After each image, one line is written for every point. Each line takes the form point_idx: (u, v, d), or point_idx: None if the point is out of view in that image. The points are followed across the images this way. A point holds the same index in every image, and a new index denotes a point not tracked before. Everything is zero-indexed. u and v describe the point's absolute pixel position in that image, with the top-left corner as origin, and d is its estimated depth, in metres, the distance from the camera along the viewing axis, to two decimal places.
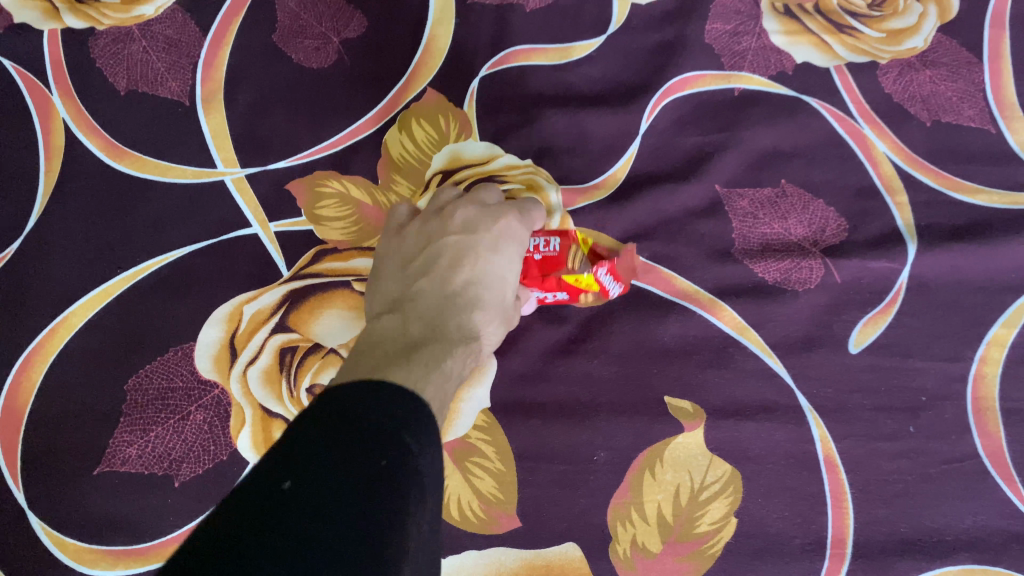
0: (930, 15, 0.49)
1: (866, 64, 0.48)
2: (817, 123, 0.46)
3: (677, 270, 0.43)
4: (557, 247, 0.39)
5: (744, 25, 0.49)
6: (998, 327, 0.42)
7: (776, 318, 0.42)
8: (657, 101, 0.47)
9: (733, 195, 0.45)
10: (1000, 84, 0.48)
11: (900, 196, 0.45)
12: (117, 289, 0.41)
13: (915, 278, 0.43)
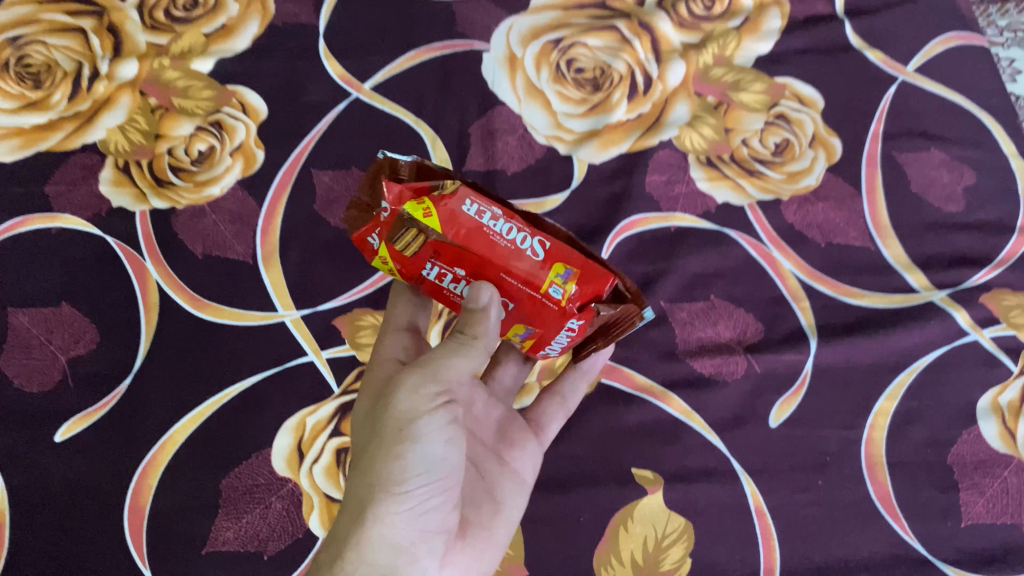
0: (819, 159, 0.64)
1: (772, 200, 0.63)
2: (736, 250, 0.61)
3: (636, 369, 0.56)
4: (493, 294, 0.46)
5: (676, 176, 0.63)
6: (883, 400, 0.55)
7: (713, 403, 0.54)
8: (614, 237, 0.61)
9: (675, 308, 0.58)
10: (876, 211, 0.62)
11: (803, 301, 0.59)
12: (208, 411, 0.54)
13: (817, 366, 0.56)
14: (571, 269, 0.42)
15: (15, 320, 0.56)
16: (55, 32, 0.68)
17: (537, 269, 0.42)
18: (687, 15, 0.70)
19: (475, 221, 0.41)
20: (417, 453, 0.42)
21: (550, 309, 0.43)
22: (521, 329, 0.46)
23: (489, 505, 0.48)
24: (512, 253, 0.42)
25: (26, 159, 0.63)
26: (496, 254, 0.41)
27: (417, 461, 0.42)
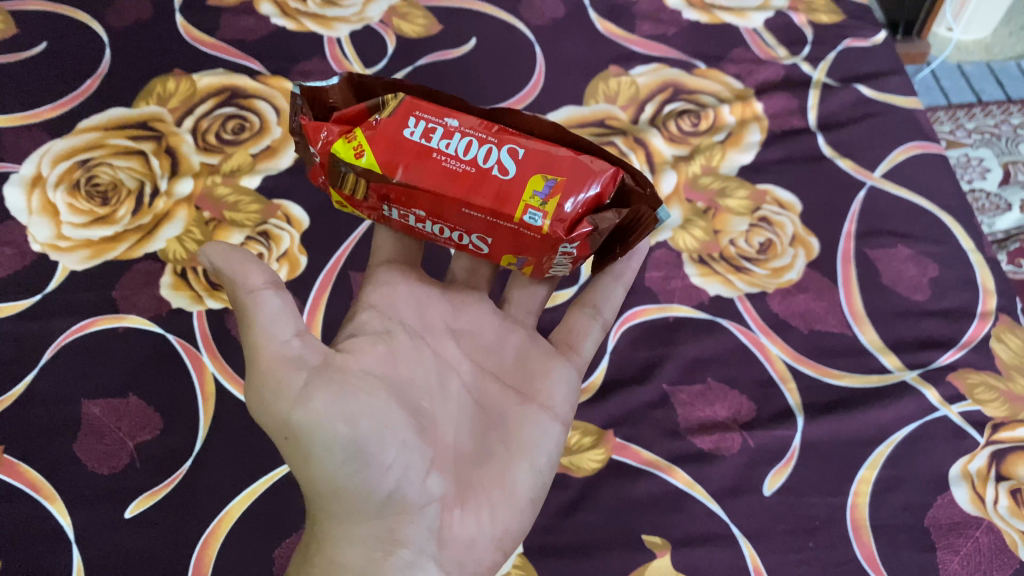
0: (799, 255, 0.73)
1: (758, 293, 0.70)
2: (728, 337, 0.68)
3: (643, 446, 0.62)
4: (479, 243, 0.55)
5: (672, 272, 0.71)
6: (864, 469, 0.61)
7: (712, 475, 0.61)
8: (619, 326, 0.68)
9: (676, 390, 0.65)
10: (852, 300, 0.70)
11: (790, 382, 0.66)
12: (260, 488, 0.60)
13: (804, 441, 0.62)
14: (552, 179, 0.50)
15: (87, 410, 0.63)
16: (120, 156, 0.77)
17: (504, 186, 0.50)
18: (675, 131, 0.81)
19: (419, 147, 0.51)
20: (317, 444, 0.45)
21: (534, 236, 0.51)
22: (517, 258, 0.55)
23: (505, 457, 0.52)
24: (473, 182, 0.51)
25: (94, 267, 0.71)
26: (458, 184, 0.51)
27: (325, 453, 0.45)
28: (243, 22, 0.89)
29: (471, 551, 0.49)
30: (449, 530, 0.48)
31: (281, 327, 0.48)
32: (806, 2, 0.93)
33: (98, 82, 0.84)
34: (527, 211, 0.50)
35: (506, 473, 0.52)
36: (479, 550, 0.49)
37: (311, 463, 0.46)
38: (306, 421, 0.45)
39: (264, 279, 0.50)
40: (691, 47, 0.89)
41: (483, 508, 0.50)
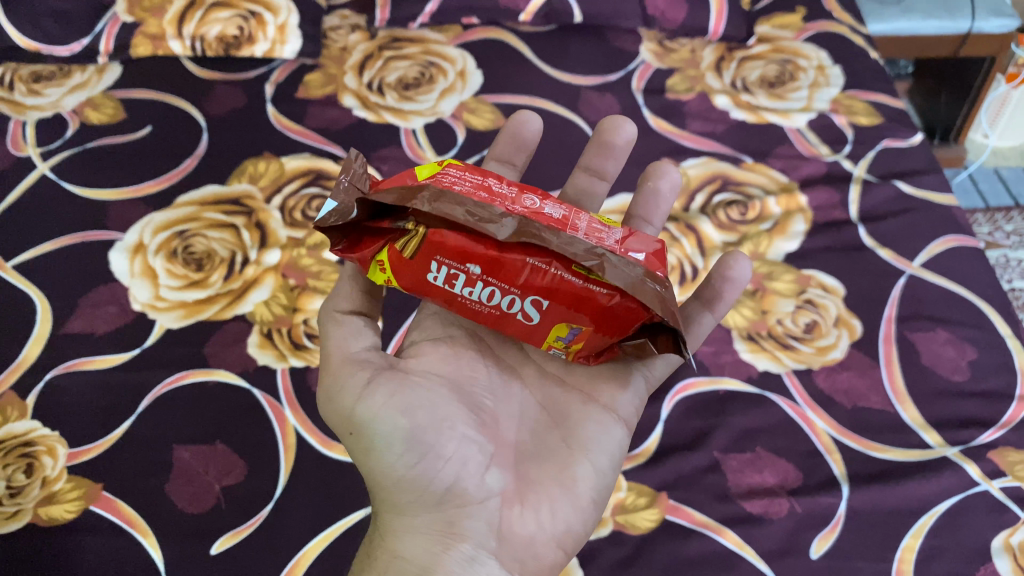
0: (843, 335, 0.77)
1: (804, 369, 0.75)
2: (776, 409, 0.72)
3: (695, 508, 0.66)
4: None
5: (722, 347, 0.76)
6: (908, 538, 0.64)
7: (761, 537, 0.64)
8: (672, 396, 0.73)
9: (726, 457, 0.69)
10: (894, 379, 0.74)
11: (835, 453, 0.69)
12: (336, 532, 0.65)
13: (849, 509, 0.65)
14: (574, 331, 0.56)
15: (178, 455, 0.69)
16: (214, 227, 0.85)
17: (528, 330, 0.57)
18: (724, 219, 0.87)
19: (444, 292, 0.56)
20: (379, 436, 0.51)
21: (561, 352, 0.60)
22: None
23: (565, 457, 0.56)
24: (499, 321, 0.57)
25: (188, 325, 0.78)
26: (490, 318, 0.57)
27: (387, 445, 0.51)
28: (328, 113, 0.99)
29: (531, 547, 0.53)
30: (507, 525, 0.53)
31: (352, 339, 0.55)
32: (845, 105, 1.00)
33: (196, 161, 0.92)
34: (551, 349, 0.58)
35: (569, 473, 0.56)
36: (539, 547, 0.53)
37: (373, 455, 0.51)
38: (369, 415, 0.50)
39: (349, 304, 0.58)
40: (739, 143, 0.96)
41: (547, 503, 0.54)
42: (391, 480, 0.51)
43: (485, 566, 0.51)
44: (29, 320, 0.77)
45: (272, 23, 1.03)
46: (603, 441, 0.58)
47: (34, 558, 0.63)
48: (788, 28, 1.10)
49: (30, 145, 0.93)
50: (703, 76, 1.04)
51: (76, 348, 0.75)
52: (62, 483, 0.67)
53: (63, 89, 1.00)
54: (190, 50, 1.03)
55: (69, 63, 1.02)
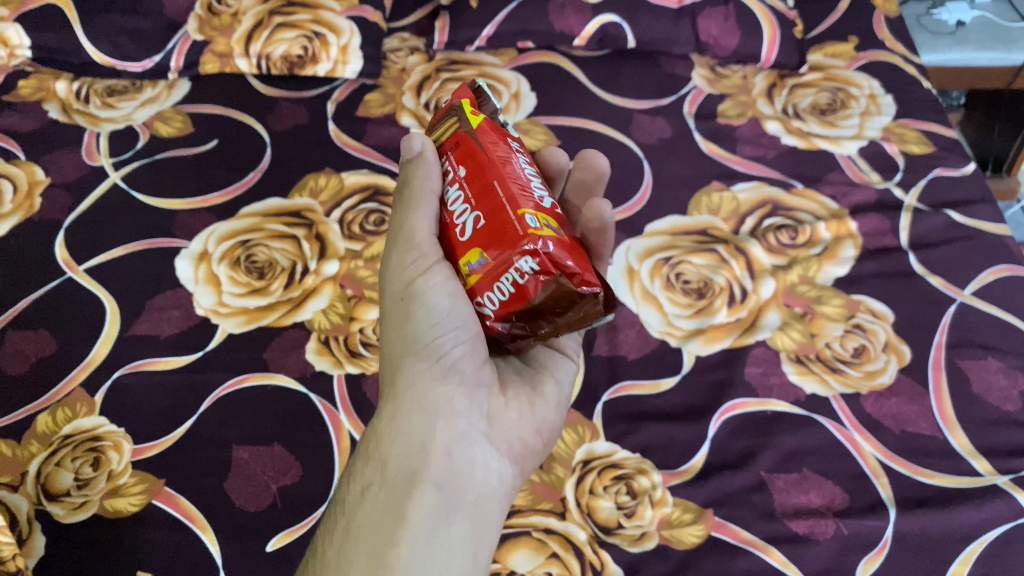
0: (891, 361, 0.77)
1: (852, 393, 0.75)
2: (824, 432, 0.72)
3: (741, 526, 0.66)
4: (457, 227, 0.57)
5: (770, 368, 0.77)
6: (956, 565, 0.64)
7: (807, 557, 0.64)
8: (719, 415, 0.74)
9: (773, 477, 0.69)
10: (943, 406, 0.74)
11: (883, 477, 0.69)
12: None
13: (896, 532, 0.66)
14: (554, 226, 0.54)
15: (237, 455, 0.71)
16: (276, 238, 0.88)
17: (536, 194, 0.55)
18: (774, 243, 0.88)
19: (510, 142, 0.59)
20: (423, 308, 0.56)
21: (513, 221, 0.52)
22: (482, 252, 0.54)
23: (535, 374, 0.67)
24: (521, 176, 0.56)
25: (249, 330, 0.80)
26: (507, 167, 0.56)
27: (426, 317, 0.56)
28: (387, 132, 1.02)
29: (511, 434, 0.61)
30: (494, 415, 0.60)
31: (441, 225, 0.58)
32: (897, 133, 1.01)
33: (260, 174, 0.96)
34: (530, 212, 0.53)
35: (537, 384, 0.66)
36: (517, 436, 0.61)
37: (410, 325, 0.57)
38: (426, 291, 0.56)
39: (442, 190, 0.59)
40: (789, 169, 0.97)
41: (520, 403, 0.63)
42: (414, 355, 0.58)
43: (474, 446, 0.57)
44: (99, 320, 0.81)
45: (335, 44, 1.07)
46: (561, 373, 0.69)
47: (98, 548, 0.66)
48: (840, 57, 1.12)
49: (103, 155, 0.97)
50: (754, 102, 1.06)
51: (143, 349, 0.79)
52: (127, 478, 0.70)
53: (135, 103, 1.04)
54: (256, 68, 1.07)
55: (142, 78, 1.07)
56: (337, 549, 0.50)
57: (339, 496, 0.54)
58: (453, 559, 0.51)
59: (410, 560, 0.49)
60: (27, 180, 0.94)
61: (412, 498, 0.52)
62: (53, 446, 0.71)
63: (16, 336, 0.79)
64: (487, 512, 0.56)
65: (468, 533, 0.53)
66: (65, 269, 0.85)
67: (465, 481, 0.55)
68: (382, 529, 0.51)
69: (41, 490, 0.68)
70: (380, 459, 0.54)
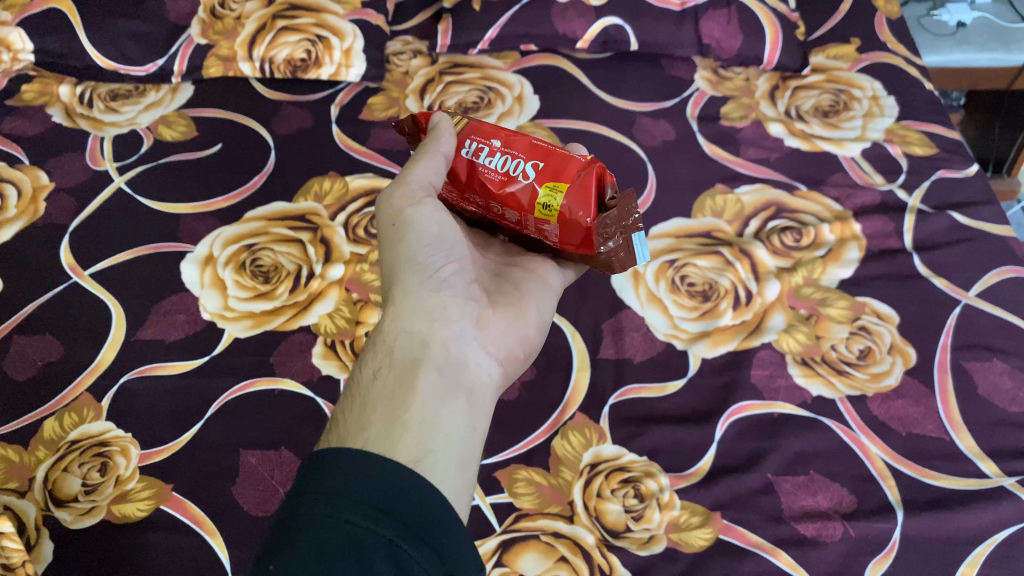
0: (897, 363, 0.77)
1: (859, 395, 0.75)
2: (830, 435, 0.72)
3: (749, 528, 0.67)
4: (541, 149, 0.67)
5: (776, 371, 0.77)
6: (964, 567, 0.64)
7: (816, 560, 0.65)
8: (726, 418, 0.74)
9: (780, 480, 0.70)
10: (949, 408, 0.74)
11: (890, 479, 0.70)
12: None
13: (904, 535, 0.66)
14: None
15: (245, 459, 0.71)
16: (281, 242, 0.88)
17: None
18: (778, 245, 0.88)
19: None
20: (414, 232, 0.62)
21: None
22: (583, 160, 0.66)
23: (519, 295, 0.68)
24: None
25: (256, 335, 0.81)
26: None
27: (417, 240, 0.62)
28: (390, 134, 1.02)
29: (501, 341, 0.63)
30: (485, 322, 0.63)
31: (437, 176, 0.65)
32: (900, 135, 1.01)
33: (264, 178, 0.96)
34: None
35: (522, 304, 0.67)
36: (507, 343, 0.64)
37: (402, 247, 0.62)
38: (415, 219, 0.62)
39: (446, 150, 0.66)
40: (793, 171, 0.97)
41: (504, 318, 0.65)
42: (409, 271, 0.62)
43: (468, 345, 0.60)
44: (105, 325, 0.81)
45: (338, 47, 1.07)
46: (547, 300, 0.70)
47: (106, 552, 0.66)
48: (842, 58, 1.12)
49: (107, 160, 0.97)
50: (757, 104, 1.06)
51: (149, 354, 0.79)
52: (135, 483, 0.70)
53: (139, 107, 1.04)
54: (259, 71, 1.07)
55: (145, 82, 1.07)
56: (355, 416, 0.52)
57: (350, 388, 0.56)
58: (457, 431, 0.53)
59: (421, 423, 0.52)
60: (32, 185, 0.93)
61: (417, 377, 0.55)
62: (61, 451, 0.71)
63: (22, 341, 0.79)
64: (485, 402, 0.58)
65: (471, 416, 0.56)
66: (70, 274, 0.85)
67: (463, 372, 0.58)
68: (393, 400, 0.53)
69: (49, 496, 0.68)
70: (388, 349, 0.57)
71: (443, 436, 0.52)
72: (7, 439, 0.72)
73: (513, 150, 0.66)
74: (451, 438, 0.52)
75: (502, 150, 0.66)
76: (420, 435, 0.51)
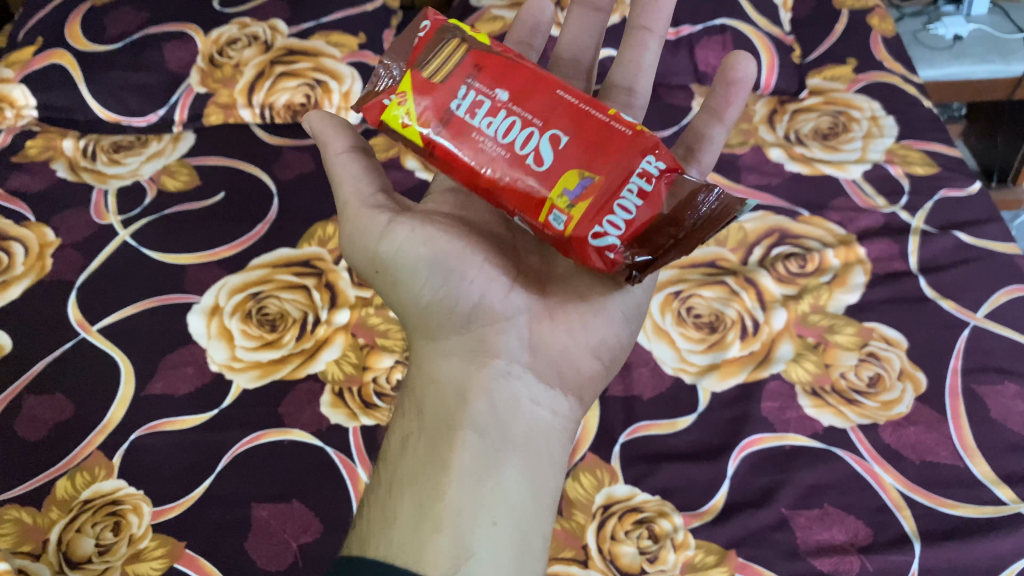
0: (908, 388, 0.77)
1: (870, 424, 0.75)
2: (843, 466, 0.72)
3: (765, 566, 0.66)
4: (531, 136, 0.54)
5: (786, 402, 0.77)
6: None
7: None
8: (737, 452, 0.74)
9: (795, 514, 0.69)
10: (962, 433, 0.74)
11: (905, 510, 0.69)
12: None
13: (922, 567, 0.65)
14: (587, 177, 0.53)
15: (257, 513, 0.72)
16: (286, 288, 0.88)
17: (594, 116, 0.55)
18: (783, 272, 0.88)
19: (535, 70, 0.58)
20: (405, 273, 0.56)
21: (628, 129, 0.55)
22: (574, 139, 0.54)
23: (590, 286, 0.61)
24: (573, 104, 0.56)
25: (263, 385, 0.81)
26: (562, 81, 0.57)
27: (412, 280, 0.56)
28: (392, 175, 1.02)
29: (562, 355, 0.58)
30: (539, 338, 0.58)
31: (363, 181, 0.57)
32: (901, 155, 1.01)
33: (268, 225, 0.96)
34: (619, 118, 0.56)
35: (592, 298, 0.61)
36: (574, 356, 0.58)
37: (403, 287, 0.57)
38: (393, 254, 0.55)
39: (346, 143, 0.59)
40: (796, 196, 0.97)
41: (567, 326, 0.59)
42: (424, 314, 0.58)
43: (515, 383, 0.55)
44: (114, 381, 0.81)
45: (337, 91, 1.08)
46: None
47: None
48: (839, 79, 1.12)
49: (112, 213, 0.98)
50: (756, 129, 1.06)
51: (158, 409, 0.79)
52: (148, 541, 0.70)
53: (142, 157, 1.05)
54: (259, 117, 1.08)
55: (148, 133, 1.08)
56: (384, 507, 0.49)
57: (385, 459, 0.54)
58: (507, 499, 0.48)
59: (458, 510, 0.47)
60: (38, 242, 0.94)
61: (454, 446, 0.51)
62: (73, 511, 0.71)
63: (32, 400, 0.79)
64: (545, 443, 0.54)
65: (526, 468, 0.51)
66: (78, 330, 0.86)
67: (509, 422, 0.53)
68: (426, 477, 0.49)
69: (62, 558, 0.68)
70: (418, 412, 0.55)
71: (490, 519, 0.47)
72: (20, 501, 0.72)
73: (521, 111, 0.55)
74: (502, 520, 0.47)
75: (486, 135, 0.55)
76: (459, 528, 0.46)
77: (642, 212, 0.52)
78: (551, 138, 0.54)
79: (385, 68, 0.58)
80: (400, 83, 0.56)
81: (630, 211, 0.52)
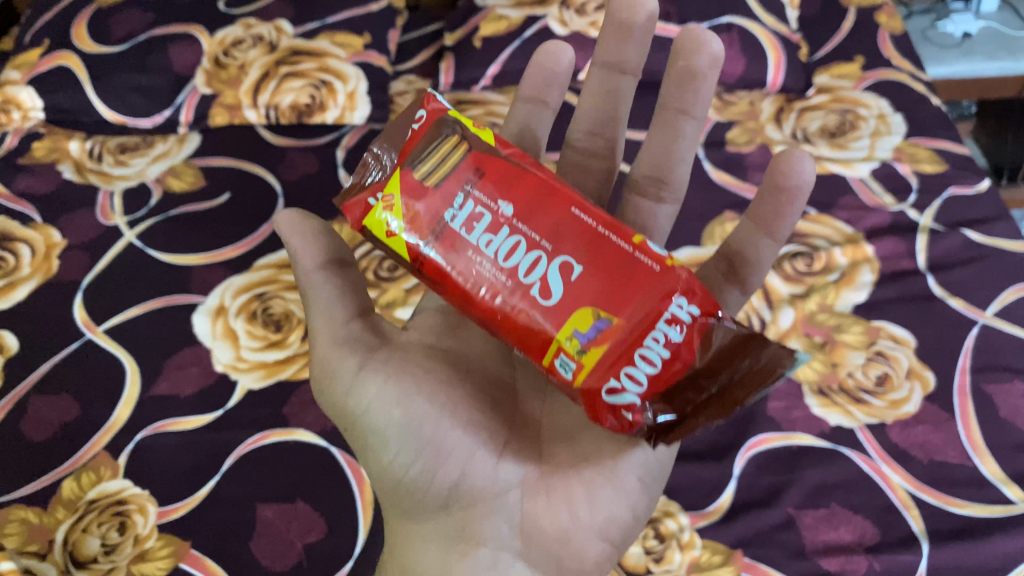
0: (916, 388, 0.76)
1: (877, 423, 0.74)
2: (851, 465, 0.71)
3: (771, 566, 0.66)
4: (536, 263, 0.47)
5: (793, 402, 0.76)
6: None
7: None
8: (744, 452, 0.73)
9: (801, 513, 0.69)
10: (971, 432, 0.73)
11: (913, 509, 0.68)
12: None
13: (930, 567, 0.65)
14: (601, 320, 0.45)
15: (261, 513, 0.72)
16: (291, 289, 0.88)
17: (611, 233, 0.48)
18: (790, 271, 0.87)
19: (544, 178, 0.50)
20: (376, 439, 0.52)
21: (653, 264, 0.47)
22: (588, 267, 0.46)
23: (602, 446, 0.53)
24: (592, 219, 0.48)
25: (268, 385, 0.81)
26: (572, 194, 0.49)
27: (382, 447, 0.52)
28: None
29: (559, 534, 0.52)
30: (531, 518, 0.52)
31: (331, 304, 0.54)
32: (909, 153, 1.00)
33: (273, 226, 0.96)
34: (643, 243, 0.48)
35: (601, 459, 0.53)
36: (575, 542, 0.52)
37: (375, 454, 0.53)
38: (362, 414, 0.52)
39: (318, 257, 0.54)
40: None
41: (564, 501, 0.52)
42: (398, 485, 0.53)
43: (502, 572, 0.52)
44: (119, 381, 0.81)
45: (342, 91, 1.08)
46: None
47: None
48: (846, 77, 1.11)
49: (117, 214, 0.98)
50: (763, 128, 1.06)
51: (164, 409, 0.79)
52: (153, 541, 0.70)
53: (147, 159, 1.05)
54: (265, 118, 1.08)
55: (153, 134, 1.08)
56: None
57: None
58: None
59: None
60: (44, 243, 0.94)
61: None
62: (79, 511, 0.71)
63: (37, 401, 0.80)
64: None
65: None
66: (84, 331, 0.86)
67: None
68: None
69: (69, 558, 0.68)
70: None
71: None
72: (27, 502, 0.72)
73: (527, 229, 0.48)
74: None
75: (486, 260, 0.47)
76: None
77: (668, 366, 0.45)
78: (561, 269, 0.46)
79: (374, 157, 0.51)
80: (389, 180, 0.50)
81: (654, 362, 0.44)
